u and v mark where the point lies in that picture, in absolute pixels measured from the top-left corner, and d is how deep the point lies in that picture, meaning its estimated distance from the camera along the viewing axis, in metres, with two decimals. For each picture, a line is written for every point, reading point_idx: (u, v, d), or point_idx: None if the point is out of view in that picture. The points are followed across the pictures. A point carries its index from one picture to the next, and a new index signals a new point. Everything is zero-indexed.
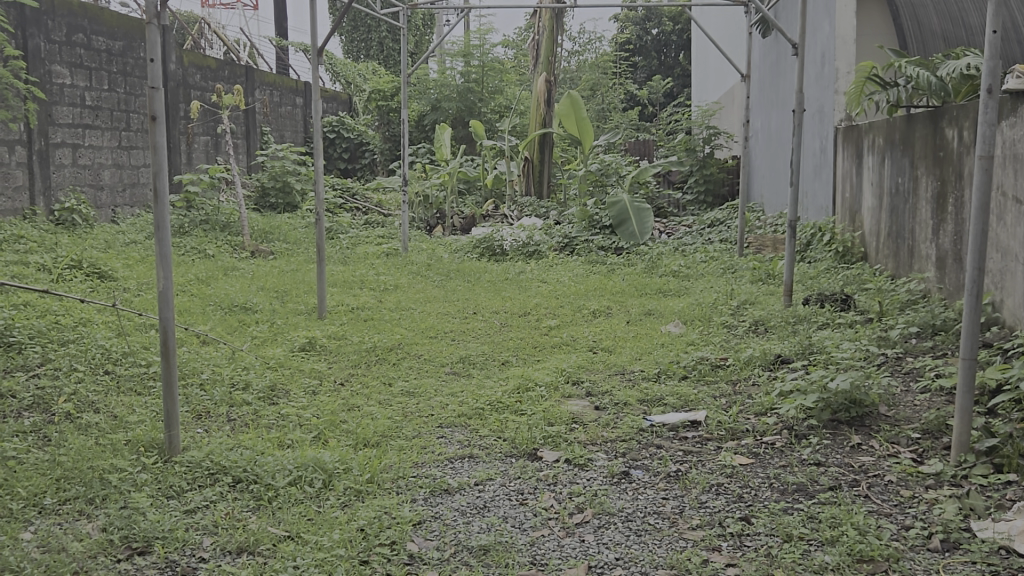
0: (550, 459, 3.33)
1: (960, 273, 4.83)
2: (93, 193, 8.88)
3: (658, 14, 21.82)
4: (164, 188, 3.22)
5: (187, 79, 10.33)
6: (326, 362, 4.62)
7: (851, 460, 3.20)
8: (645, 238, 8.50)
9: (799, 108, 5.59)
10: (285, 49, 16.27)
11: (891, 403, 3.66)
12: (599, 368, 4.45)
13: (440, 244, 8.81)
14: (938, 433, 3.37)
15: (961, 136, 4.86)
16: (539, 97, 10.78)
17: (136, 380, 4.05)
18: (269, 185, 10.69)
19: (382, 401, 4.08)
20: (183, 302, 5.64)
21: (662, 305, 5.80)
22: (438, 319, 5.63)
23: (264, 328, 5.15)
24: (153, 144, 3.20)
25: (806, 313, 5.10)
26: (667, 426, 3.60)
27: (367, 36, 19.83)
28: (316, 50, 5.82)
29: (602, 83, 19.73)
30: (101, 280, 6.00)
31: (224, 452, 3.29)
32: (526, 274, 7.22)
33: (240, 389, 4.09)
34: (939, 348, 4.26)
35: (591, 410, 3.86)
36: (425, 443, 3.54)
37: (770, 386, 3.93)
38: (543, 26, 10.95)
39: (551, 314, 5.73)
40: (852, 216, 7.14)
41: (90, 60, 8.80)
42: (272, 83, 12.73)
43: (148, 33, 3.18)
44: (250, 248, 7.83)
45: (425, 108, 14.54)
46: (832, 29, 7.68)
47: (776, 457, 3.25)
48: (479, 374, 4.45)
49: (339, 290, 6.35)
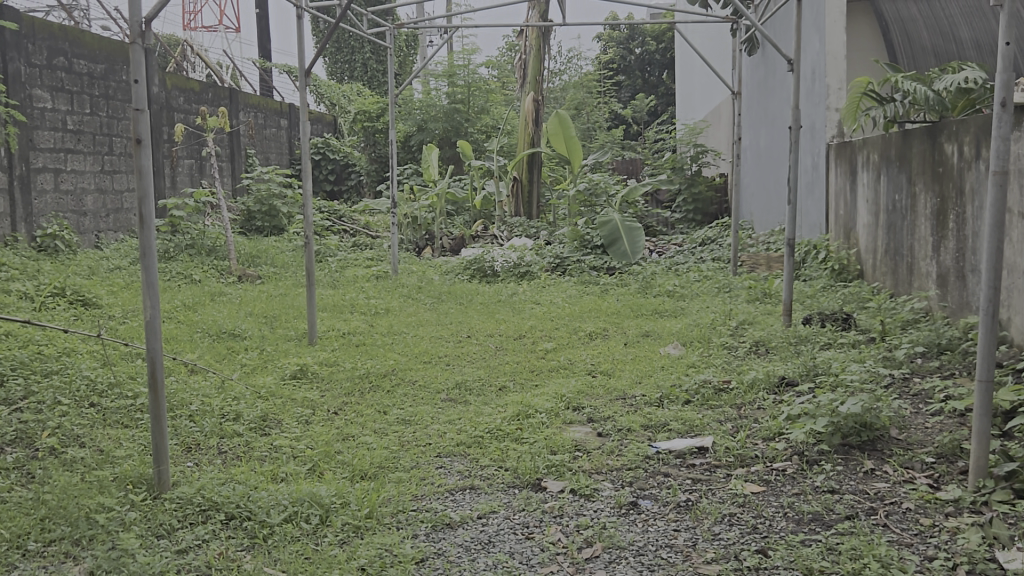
0: (555, 489, 3.22)
1: (963, 291, 4.77)
2: (76, 218, 8.74)
3: (642, 33, 21.88)
4: (151, 214, 3.09)
5: (170, 102, 10.22)
6: (319, 391, 4.49)
7: (865, 487, 3.10)
8: (637, 258, 8.41)
9: (796, 124, 5.50)
10: (268, 70, 16.16)
11: (901, 426, 3.58)
12: (600, 392, 4.33)
13: (430, 266, 8.71)
14: (953, 457, 3.28)
15: (961, 151, 4.80)
16: (528, 116, 10.71)
17: (123, 413, 3.91)
18: (255, 209, 10.56)
19: (377, 430, 3.96)
20: (170, 330, 5.51)
21: (659, 327, 5.70)
22: (432, 343, 5.52)
23: (253, 356, 5.01)
24: (138, 168, 3.08)
25: (808, 333, 5.01)
26: (674, 453, 3.49)
27: (350, 58, 19.77)
28: (304, 71, 5.71)
29: (587, 101, 19.70)
30: (85, 307, 5.86)
31: (216, 488, 3.17)
32: (519, 295, 7.12)
33: (231, 420, 3.96)
34: (947, 368, 4.17)
35: (594, 436, 3.75)
36: (424, 474, 3.42)
37: (776, 410, 3.83)
38: (530, 45, 10.89)
39: (547, 337, 5.61)
40: (846, 234, 7.08)
41: (71, 83, 8.67)
42: (256, 105, 12.62)
43: (132, 54, 3.07)
44: (237, 272, 7.70)
45: (410, 129, 14.47)
46: (823, 45, 7.64)
47: (788, 485, 3.14)
48: (476, 401, 4.33)
49: (329, 314, 6.22)
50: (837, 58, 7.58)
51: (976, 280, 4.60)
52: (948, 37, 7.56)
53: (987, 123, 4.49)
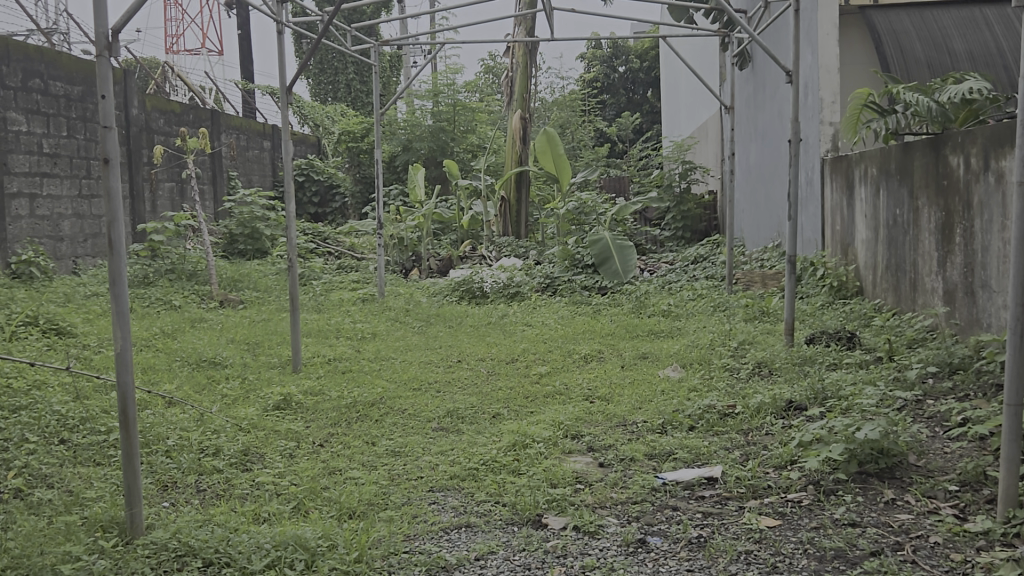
0: (557, 526, 3.01)
1: (972, 307, 4.60)
2: (53, 244, 8.51)
3: (625, 52, 21.77)
4: (120, 238, 2.88)
5: (150, 124, 10.04)
6: (303, 422, 4.27)
7: (888, 519, 2.90)
8: (629, 277, 8.21)
9: (795, 137, 5.32)
10: (251, 92, 15.97)
11: (920, 452, 3.39)
12: (599, 419, 4.13)
13: (417, 288, 8.50)
14: (977, 485, 3.09)
15: (968, 163, 4.63)
16: (515, 135, 10.54)
17: (95, 450, 3.69)
18: (237, 232, 10.34)
19: (365, 463, 3.75)
20: (148, 359, 5.29)
21: (657, 348, 5.51)
22: (421, 368, 5.32)
23: (235, 386, 4.79)
24: (107, 191, 2.87)
25: (812, 353, 4.82)
26: (682, 485, 3.29)
27: (334, 79, 19.63)
28: (286, 90, 5.50)
29: (571, 120, 19.57)
30: (59, 337, 5.64)
31: (193, 531, 2.94)
32: (510, 317, 6.93)
33: (210, 455, 3.75)
34: (960, 389, 3.98)
35: (595, 467, 3.55)
36: (416, 511, 3.21)
37: (786, 436, 3.63)
38: (517, 62, 10.71)
39: (540, 361, 5.42)
40: (844, 250, 6.92)
41: (47, 106, 8.48)
42: (238, 126, 12.42)
43: (99, 69, 2.87)
44: (218, 297, 7.48)
45: (395, 149, 14.28)
46: (816, 58, 7.49)
47: (806, 518, 2.94)
48: (470, 431, 4.12)
49: (313, 340, 6.01)
50: (831, 71, 7.43)
51: (986, 295, 4.42)
52: (942, 48, 7.43)
53: (997, 133, 4.31)
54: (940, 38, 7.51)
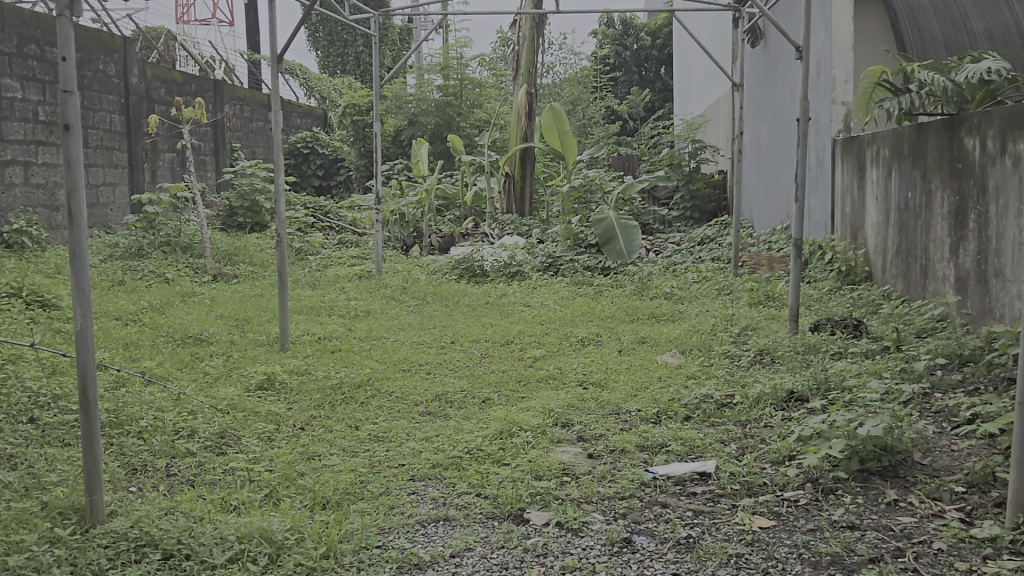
0: (539, 522, 2.86)
1: (985, 296, 4.41)
2: (48, 214, 8.37)
3: (637, 28, 21.48)
4: (81, 210, 2.70)
5: (150, 93, 9.88)
6: (286, 404, 4.12)
7: (889, 522, 2.73)
8: (633, 258, 8.04)
9: (804, 116, 5.13)
10: (256, 62, 15.78)
11: (925, 450, 3.22)
12: (592, 407, 3.97)
13: (417, 265, 8.34)
14: (985, 486, 2.93)
15: (984, 145, 4.43)
16: (521, 110, 10.33)
17: (64, 429, 3.55)
18: (236, 204, 10.18)
19: (346, 448, 3.59)
20: (133, 334, 5.15)
21: (656, 333, 5.34)
22: (413, 349, 5.15)
23: (217, 363, 4.65)
24: (67, 159, 2.68)
25: (817, 341, 4.64)
26: (673, 480, 3.13)
27: (343, 51, 19.43)
28: (277, 60, 5.34)
29: (582, 97, 19.33)
30: (43, 309, 5.50)
31: (155, 521, 2.78)
32: (508, 297, 6.77)
33: (183, 437, 3.60)
34: (970, 382, 3.81)
35: (584, 459, 3.39)
36: (393, 502, 3.06)
37: (785, 429, 3.47)
38: (524, 36, 10.47)
39: (535, 343, 5.25)
40: (854, 233, 6.73)
41: (43, 73, 8.30)
42: (242, 97, 12.24)
43: (60, 29, 2.67)
44: (212, 271, 7.33)
45: (401, 123, 14.07)
46: (828, 35, 7.27)
47: (802, 519, 2.78)
48: (457, 416, 3.96)
49: (305, 317, 5.87)
50: (844, 48, 7.24)
51: (1000, 284, 4.24)
52: (960, 27, 7.22)
53: (1014, 114, 4.12)
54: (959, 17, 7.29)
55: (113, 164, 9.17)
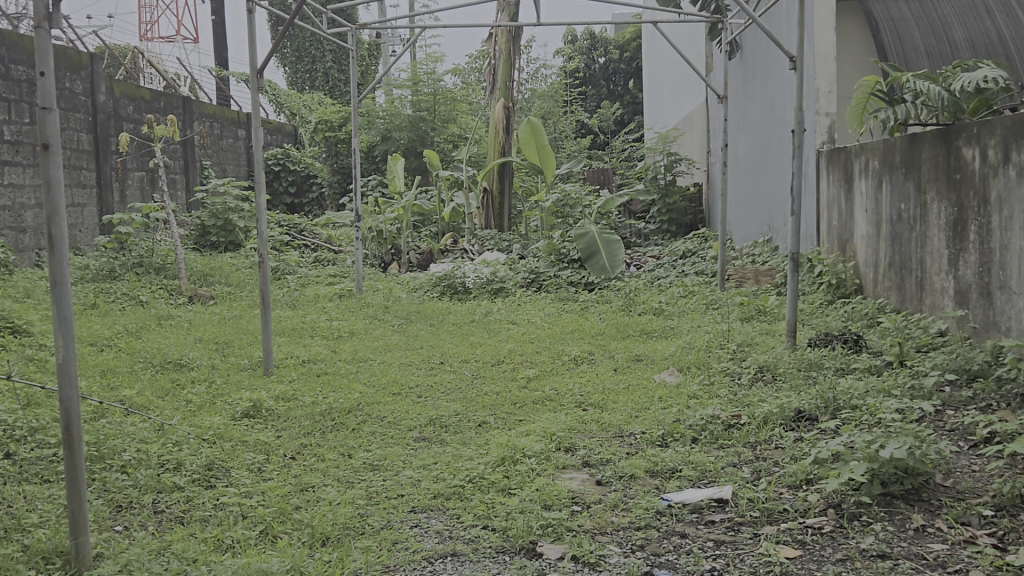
0: (553, 556, 2.71)
1: (989, 309, 4.33)
2: (14, 236, 8.14)
3: (604, 42, 21.53)
4: (62, 235, 2.52)
5: (118, 110, 9.68)
6: (274, 432, 3.94)
7: (921, 550, 2.61)
8: (617, 272, 7.92)
9: (799, 127, 5.04)
10: (225, 79, 15.56)
11: (946, 471, 3.11)
12: (594, 430, 3.84)
13: (397, 283, 8.18)
14: (1013, 509, 2.82)
15: (984, 156, 4.36)
16: (498, 124, 10.20)
17: (43, 465, 3.36)
18: (209, 224, 9.95)
19: (341, 479, 3.43)
20: (108, 360, 4.95)
21: (651, 350, 5.21)
22: (401, 371, 4.99)
23: (200, 390, 4.46)
24: (46, 181, 2.50)
25: (817, 357, 4.54)
26: (689, 507, 2.99)
27: (311, 67, 19.25)
28: (256, 74, 5.17)
29: (553, 111, 19.28)
30: (14, 336, 5.28)
31: (146, 563, 2.59)
32: (494, 314, 6.63)
33: (170, 470, 3.42)
34: (981, 399, 3.73)
35: (592, 486, 3.25)
36: (396, 537, 2.90)
37: (799, 451, 3.35)
38: (500, 49, 10.36)
39: (528, 363, 5.11)
40: (842, 246, 6.65)
41: (8, 91, 8.07)
42: (211, 113, 12.03)
43: (38, 44, 2.49)
44: (187, 293, 7.12)
45: (374, 139, 13.91)
46: (811, 46, 7.18)
47: (830, 549, 2.65)
48: (454, 442, 3.81)
49: (287, 339, 5.69)
50: (827, 59, 7.15)
51: (1005, 296, 4.16)
52: (941, 37, 7.19)
53: (1016, 123, 4.05)
54: (940, 27, 7.26)
55: (81, 183, 8.95)
